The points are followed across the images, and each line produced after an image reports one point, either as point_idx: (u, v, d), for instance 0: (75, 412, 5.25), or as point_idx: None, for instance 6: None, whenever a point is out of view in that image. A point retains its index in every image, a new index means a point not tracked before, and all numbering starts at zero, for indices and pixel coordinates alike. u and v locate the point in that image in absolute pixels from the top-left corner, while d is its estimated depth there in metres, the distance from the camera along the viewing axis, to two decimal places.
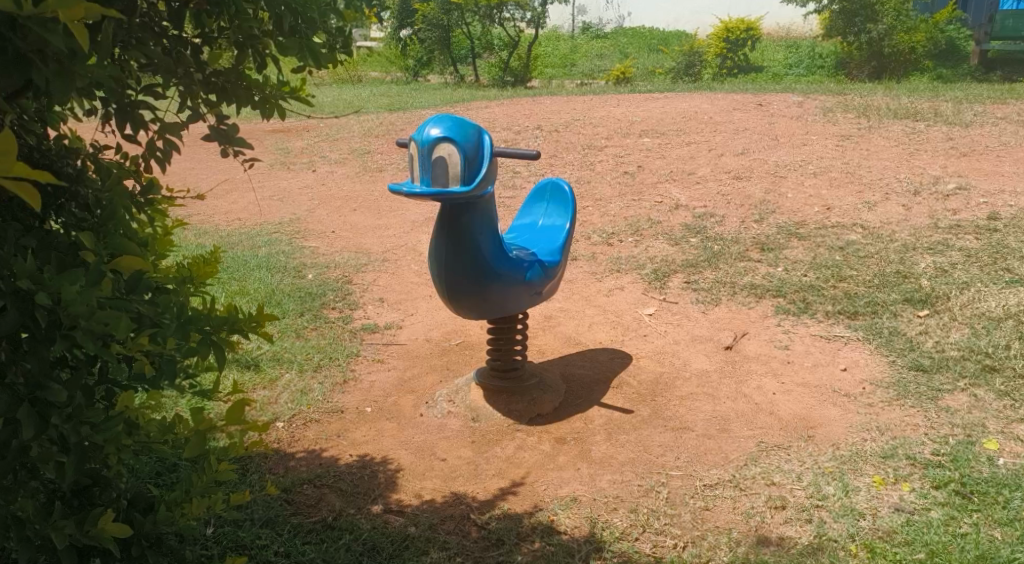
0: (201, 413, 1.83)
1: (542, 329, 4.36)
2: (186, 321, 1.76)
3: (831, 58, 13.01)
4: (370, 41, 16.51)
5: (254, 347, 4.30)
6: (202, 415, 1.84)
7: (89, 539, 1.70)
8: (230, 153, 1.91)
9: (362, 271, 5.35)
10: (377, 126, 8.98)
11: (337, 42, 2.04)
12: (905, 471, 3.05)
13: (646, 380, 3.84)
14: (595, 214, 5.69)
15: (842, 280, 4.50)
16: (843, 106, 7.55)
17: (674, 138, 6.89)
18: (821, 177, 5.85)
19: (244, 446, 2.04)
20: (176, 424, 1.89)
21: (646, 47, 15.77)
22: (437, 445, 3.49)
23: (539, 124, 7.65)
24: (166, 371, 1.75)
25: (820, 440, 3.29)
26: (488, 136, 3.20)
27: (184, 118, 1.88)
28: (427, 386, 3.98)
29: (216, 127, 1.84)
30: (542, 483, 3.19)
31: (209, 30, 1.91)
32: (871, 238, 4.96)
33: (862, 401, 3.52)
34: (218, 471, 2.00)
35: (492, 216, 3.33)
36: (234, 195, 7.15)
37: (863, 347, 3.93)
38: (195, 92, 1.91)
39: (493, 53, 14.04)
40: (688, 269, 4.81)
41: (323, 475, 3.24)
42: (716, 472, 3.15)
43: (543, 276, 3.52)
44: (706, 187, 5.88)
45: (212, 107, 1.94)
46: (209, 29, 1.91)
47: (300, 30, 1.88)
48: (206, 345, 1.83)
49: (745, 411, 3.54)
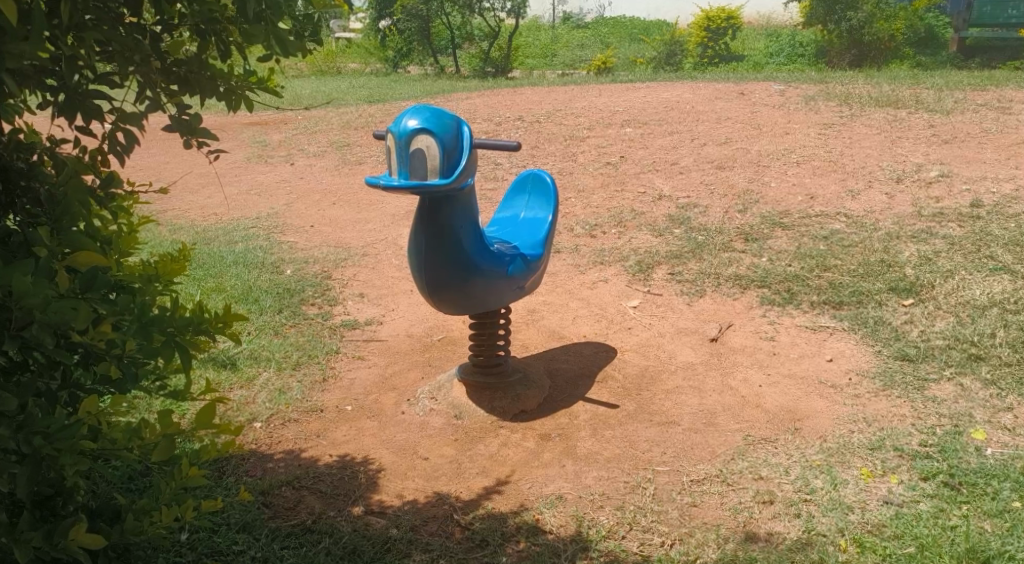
0: (168, 415, 1.76)
1: (525, 323, 4.29)
2: (147, 323, 1.69)
3: (812, 46, 12.97)
4: (350, 32, 16.35)
5: (231, 345, 4.23)
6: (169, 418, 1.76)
7: (59, 551, 1.66)
8: (195, 146, 1.83)
9: (342, 266, 5.27)
10: (356, 118, 8.86)
11: (305, 29, 2.01)
12: (893, 462, 3.01)
13: (631, 374, 3.79)
14: (578, 205, 5.63)
15: (827, 269, 4.46)
16: (825, 94, 7.51)
17: (656, 127, 6.83)
18: (804, 166, 5.81)
19: (215, 453, 2.10)
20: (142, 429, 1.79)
21: (627, 37, 15.71)
22: (420, 443, 3.43)
23: (521, 115, 7.57)
24: (128, 378, 1.68)
25: (807, 432, 3.25)
26: (467, 127, 3.14)
27: (142, 109, 1.78)
28: (409, 383, 3.91)
29: (179, 117, 1.73)
30: (527, 481, 3.14)
31: (169, 16, 1.85)
32: (856, 227, 4.93)
33: (848, 392, 3.48)
34: (187, 478, 2.05)
35: (472, 210, 3.27)
36: (210, 190, 7.05)
37: (848, 337, 3.90)
38: (153, 80, 1.82)
39: (474, 44, 13.94)
40: (672, 260, 4.76)
41: (302, 477, 3.20)
42: (703, 466, 3.11)
43: (525, 269, 3.46)
44: (689, 177, 5.83)
45: (173, 97, 1.91)
46: (169, 16, 1.85)
47: (266, 16, 1.84)
48: (168, 345, 1.74)
49: (732, 404, 3.49)
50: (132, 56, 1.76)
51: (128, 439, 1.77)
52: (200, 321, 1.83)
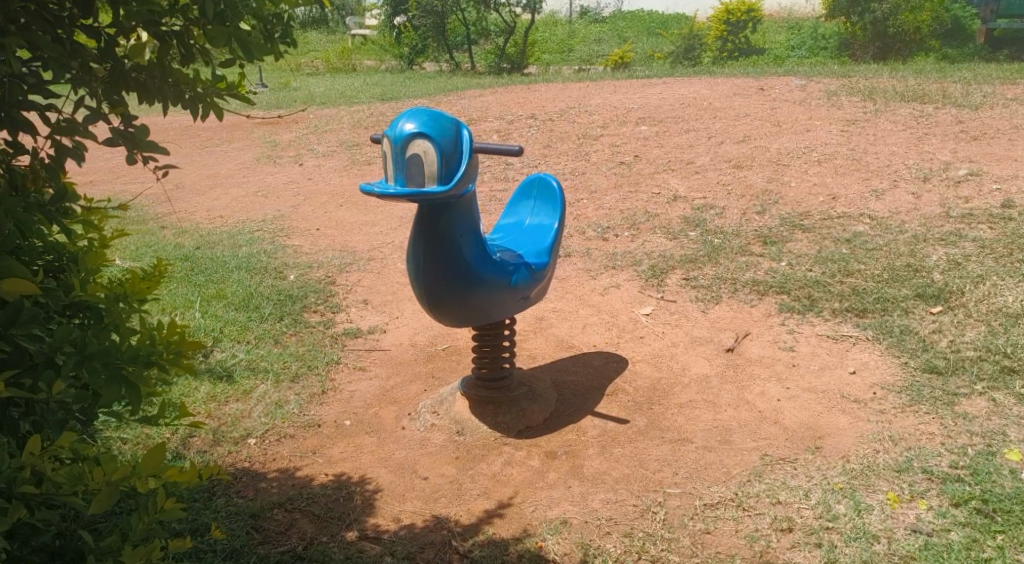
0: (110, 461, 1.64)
1: (533, 332, 4.12)
2: (85, 357, 1.63)
3: (834, 38, 12.69)
4: (366, 29, 16.21)
5: (228, 355, 4.10)
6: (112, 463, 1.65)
7: None
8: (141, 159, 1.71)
9: (346, 271, 5.12)
10: (367, 117, 8.71)
11: (275, 30, 1.88)
12: (921, 486, 2.81)
13: (643, 387, 3.60)
14: (590, 207, 5.44)
15: (850, 274, 4.25)
16: (848, 89, 7.27)
17: (672, 125, 6.63)
18: (826, 165, 5.59)
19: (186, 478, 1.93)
20: (86, 474, 1.65)
21: (644, 31, 15.47)
22: (420, 462, 3.27)
23: (533, 114, 7.39)
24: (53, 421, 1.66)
25: (829, 452, 3.06)
26: (467, 130, 2.96)
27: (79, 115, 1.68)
28: (411, 396, 3.75)
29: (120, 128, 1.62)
30: (530, 504, 2.97)
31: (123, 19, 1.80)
32: (880, 229, 4.72)
33: (873, 408, 3.28)
34: (164, 510, 1.92)
35: (474, 218, 3.10)
36: (217, 192, 6.92)
37: (872, 347, 3.70)
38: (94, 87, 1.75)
39: (489, 40, 13.74)
40: (687, 265, 4.56)
41: (296, 498, 3.06)
42: (717, 489, 2.92)
43: (530, 279, 3.28)
44: (706, 177, 5.63)
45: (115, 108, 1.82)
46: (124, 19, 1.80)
47: (226, 17, 1.74)
48: (112, 382, 1.65)
49: (749, 420, 3.30)
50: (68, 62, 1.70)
51: (74, 482, 1.64)
52: (154, 351, 1.75)
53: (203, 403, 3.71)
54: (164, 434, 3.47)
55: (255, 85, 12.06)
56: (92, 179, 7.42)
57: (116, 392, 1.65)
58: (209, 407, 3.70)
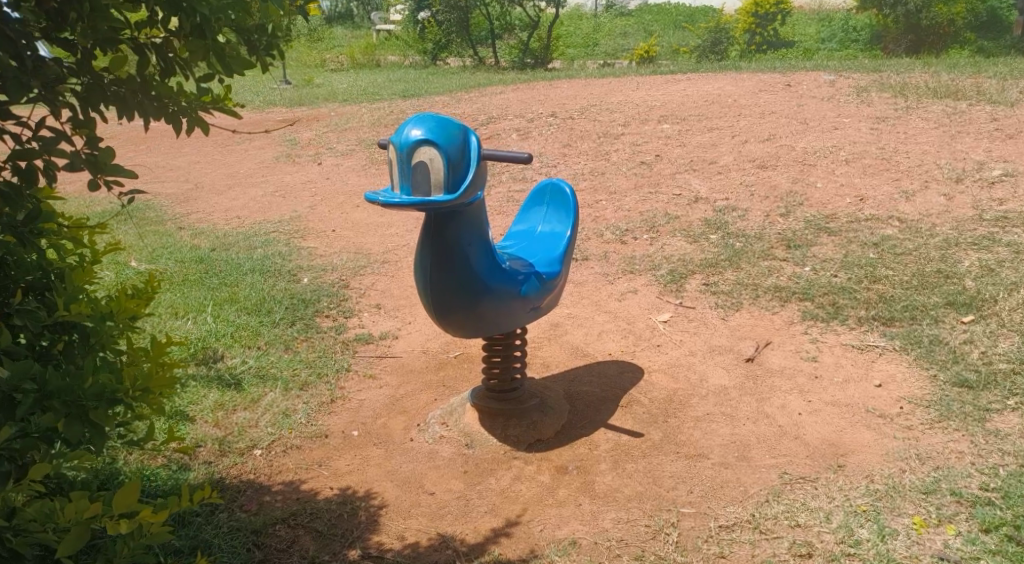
0: (81, 501, 1.53)
1: (547, 339, 4.01)
2: (46, 395, 1.68)
3: (866, 31, 12.41)
4: (391, 25, 16.17)
5: (238, 361, 4.04)
6: (83, 503, 1.54)
7: None
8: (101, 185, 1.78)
9: (361, 274, 5.04)
10: (388, 115, 8.64)
11: (259, 44, 1.86)
12: (950, 510, 2.67)
13: (658, 399, 3.48)
14: (609, 208, 5.32)
15: (877, 281, 4.10)
16: (878, 85, 7.06)
17: (695, 123, 6.48)
18: (854, 165, 5.42)
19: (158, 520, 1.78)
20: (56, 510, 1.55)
21: (671, 25, 15.25)
22: (427, 476, 3.18)
23: (554, 111, 7.26)
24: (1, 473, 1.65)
25: (852, 471, 2.92)
26: (475, 137, 2.86)
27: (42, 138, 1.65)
28: (421, 406, 3.66)
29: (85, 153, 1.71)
30: (538, 523, 2.86)
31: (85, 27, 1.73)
32: (910, 232, 4.55)
33: (899, 424, 3.14)
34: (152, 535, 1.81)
35: (483, 226, 3.00)
36: (236, 191, 6.88)
37: (900, 358, 3.55)
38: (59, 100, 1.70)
39: (513, 35, 13.61)
40: (707, 269, 4.43)
41: (299, 513, 2.98)
42: (734, 510, 2.80)
43: (540, 290, 3.17)
44: (729, 177, 5.48)
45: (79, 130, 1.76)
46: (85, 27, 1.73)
47: (204, 32, 1.71)
48: (74, 421, 1.71)
49: (768, 435, 3.17)
50: (27, 82, 1.64)
51: (44, 519, 1.55)
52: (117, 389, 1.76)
53: (211, 412, 3.64)
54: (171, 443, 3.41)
55: (279, 81, 12.05)
56: None
57: (77, 431, 1.70)
58: (216, 415, 3.63)
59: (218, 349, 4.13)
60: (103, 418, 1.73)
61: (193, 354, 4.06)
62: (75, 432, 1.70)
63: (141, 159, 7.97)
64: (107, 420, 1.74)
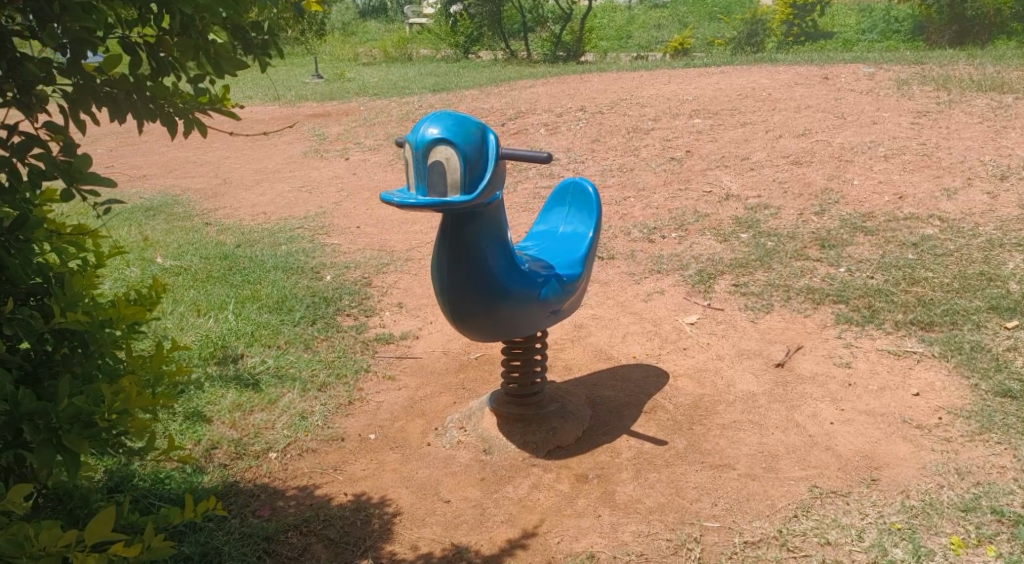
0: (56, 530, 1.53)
1: (571, 341, 3.90)
2: (14, 418, 1.63)
3: (909, 22, 12.11)
4: (423, 18, 16.15)
5: (257, 360, 3.98)
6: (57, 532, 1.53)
7: None
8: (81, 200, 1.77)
9: (384, 272, 4.97)
10: (417, 109, 8.57)
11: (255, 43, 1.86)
12: (990, 529, 2.53)
13: (684, 405, 3.36)
14: (637, 206, 5.19)
15: (915, 283, 3.95)
16: (920, 78, 6.85)
17: (728, 118, 6.32)
18: (893, 161, 5.24)
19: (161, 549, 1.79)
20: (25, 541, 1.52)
21: (707, 16, 15.02)
22: (443, 482, 3.09)
23: (583, 106, 7.14)
24: None
25: (886, 485, 2.78)
26: (494, 135, 2.76)
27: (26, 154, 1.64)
28: (440, 410, 3.58)
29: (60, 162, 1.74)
30: (556, 534, 2.76)
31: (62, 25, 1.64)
32: (952, 232, 4.37)
33: (937, 436, 3.00)
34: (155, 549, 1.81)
35: (502, 227, 2.90)
36: (263, 186, 6.85)
37: (939, 365, 3.39)
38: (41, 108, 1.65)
39: (545, 27, 13.49)
40: (737, 269, 4.29)
41: (312, 520, 2.91)
42: (760, 524, 2.68)
43: (561, 292, 3.06)
44: (761, 174, 5.32)
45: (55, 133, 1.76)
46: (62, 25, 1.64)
47: (192, 29, 1.71)
48: (45, 446, 1.64)
49: (798, 446, 3.04)
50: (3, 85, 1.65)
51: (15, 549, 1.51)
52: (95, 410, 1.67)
53: (228, 413, 3.57)
54: (187, 444, 3.35)
55: (310, 76, 12.05)
56: (145, 174, 7.44)
57: (46, 456, 1.63)
58: (233, 416, 3.56)
59: (239, 348, 4.08)
60: (73, 443, 1.64)
61: (214, 353, 4.01)
62: (46, 458, 1.63)
63: (172, 155, 7.98)
64: (78, 445, 1.65)
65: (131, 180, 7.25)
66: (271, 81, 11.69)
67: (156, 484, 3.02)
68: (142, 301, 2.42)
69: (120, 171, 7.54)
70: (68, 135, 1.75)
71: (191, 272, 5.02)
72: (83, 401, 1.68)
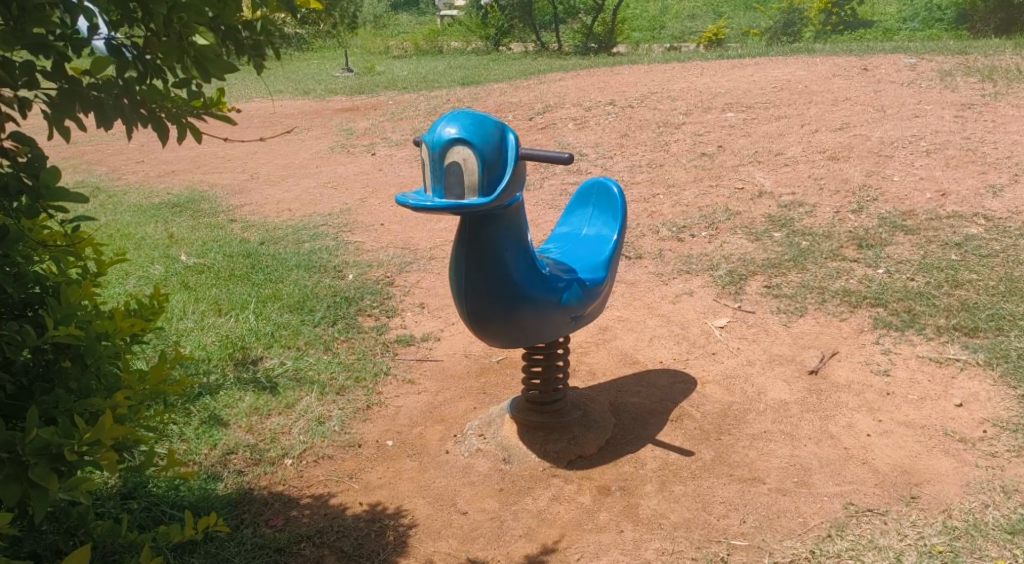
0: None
1: (595, 345, 3.77)
2: None
3: (952, 9, 11.78)
4: (454, 10, 16.06)
5: (275, 363, 3.89)
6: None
7: None
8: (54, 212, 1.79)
9: (406, 271, 4.88)
10: (445, 103, 8.47)
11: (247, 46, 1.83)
12: None
13: (712, 413, 3.22)
14: (666, 203, 5.04)
15: (959, 285, 3.78)
16: (964, 68, 6.61)
17: (762, 111, 6.14)
18: (935, 156, 5.04)
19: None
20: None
21: (742, 6, 14.76)
22: (461, 493, 2.98)
23: (613, 100, 6.98)
24: None
25: (927, 503, 2.63)
26: (513, 135, 2.65)
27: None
28: (460, 416, 3.48)
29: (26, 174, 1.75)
30: (576, 550, 2.64)
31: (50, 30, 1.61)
32: (997, 232, 4.18)
33: (982, 450, 2.84)
34: None
35: (521, 231, 2.78)
36: (290, 182, 6.80)
37: (984, 373, 3.22)
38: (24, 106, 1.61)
39: (577, 18, 13.32)
40: (770, 270, 4.14)
41: (325, 531, 2.79)
42: (791, 544, 2.54)
43: (583, 298, 2.94)
44: (797, 170, 5.15)
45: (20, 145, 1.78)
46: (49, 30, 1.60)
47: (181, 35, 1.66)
48: (10, 481, 1.60)
49: (832, 459, 2.89)
50: None
51: None
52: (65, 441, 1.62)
53: (245, 417, 3.47)
54: (203, 449, 3.25)
55: (340, 70, 12.00)
56: (173, 169, 7.40)
57: (13, 492, 1.59)
58: (250, 420, 3.46)
59: (258, 350, 4.00)
60: (41, 478, 1.60)
61: (232, 355, 3.93)
62: (13, 494, 1.59)
63: (199, 151, 7.95)
64: (46, 480, 1.60)
65: (158, 176, 7.22)
66: (302, 76, 11.66)
67: (169, 490, 2.92)
68: (140, 311, 2.34)
69: (148, 167, 7.51)
70: (34, 146, 1.78)
71: (214, 271, 4.96)
72: (53, 431, 1.63)
